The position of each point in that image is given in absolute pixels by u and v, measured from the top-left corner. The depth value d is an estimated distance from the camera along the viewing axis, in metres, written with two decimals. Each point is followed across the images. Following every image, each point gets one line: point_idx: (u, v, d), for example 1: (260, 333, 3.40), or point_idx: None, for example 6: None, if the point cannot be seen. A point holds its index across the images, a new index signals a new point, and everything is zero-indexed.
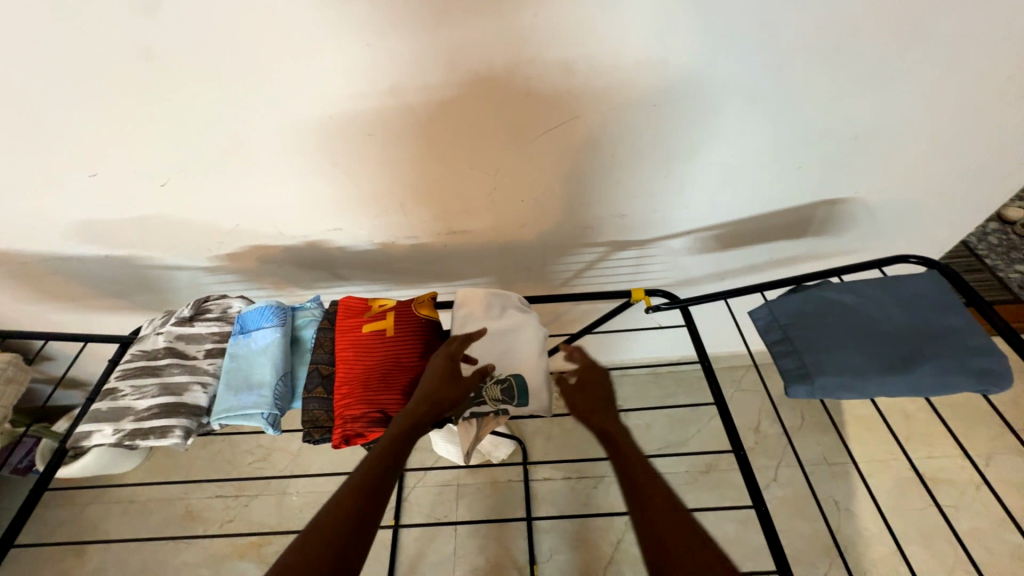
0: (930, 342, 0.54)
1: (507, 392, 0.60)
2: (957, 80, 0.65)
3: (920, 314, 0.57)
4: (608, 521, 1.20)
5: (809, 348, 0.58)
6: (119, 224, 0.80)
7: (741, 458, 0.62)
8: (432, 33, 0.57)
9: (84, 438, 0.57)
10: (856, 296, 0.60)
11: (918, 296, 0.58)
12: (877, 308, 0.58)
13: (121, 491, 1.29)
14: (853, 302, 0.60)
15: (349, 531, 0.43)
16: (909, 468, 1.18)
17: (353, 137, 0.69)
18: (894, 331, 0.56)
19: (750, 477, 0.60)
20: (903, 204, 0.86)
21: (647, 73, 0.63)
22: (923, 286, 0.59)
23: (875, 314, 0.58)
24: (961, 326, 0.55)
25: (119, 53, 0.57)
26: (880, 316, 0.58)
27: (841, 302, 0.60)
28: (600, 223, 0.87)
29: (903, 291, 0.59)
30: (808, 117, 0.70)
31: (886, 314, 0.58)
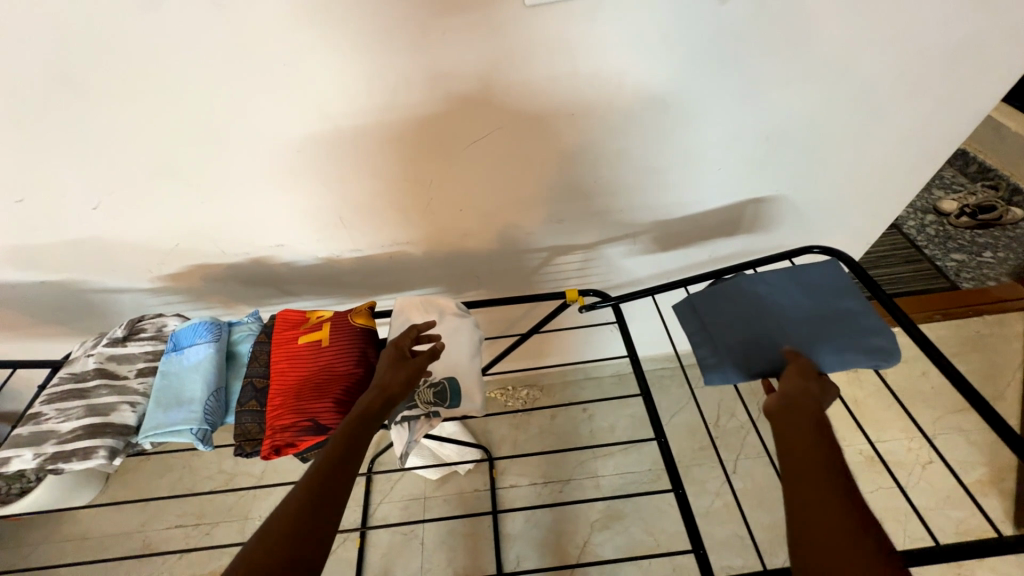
0: (830, 325, 0.58)
1: (439, 395, 0.62)
2: (851, 81, 0.70)
3: (822, 299, 0.61)
4: (575, 524, 1.20)
5: (722, 341, 0.61)
6: (54, 248, 0.79)
7: (663, 445, 0.65)
8: (349, 50, 0.59)
9: (3, 464, 0.56)
10: (767, 286, 0.64)
11: (822, 282, 0.63)
12: (785, 295, 0.62)
13: (74, 527, 1.25)
14: (764, 291, 0.63)
15: (305, 528, 0.42)
16: (861, 453, 1.22)
17: (284, 153, 0.70)
18: (799, 317, 0.60)
19: (670, 462, 0.62)
20: (825, 199, 0.92)
21: (562, 83, 0.66)
22: (827, 273, 0.64)
23: (783, 302, 0.62)
24: (855, 308, 0.60)
25: (36, 78, 0.58)
26: (787, 303, 0.61)
27: (754, 292, 0.63)
28: (541, 229, 0.90)
29: (807, 278, 0.64)
30: (720, 121, 0.74)
31: (793, 302, 0.62)
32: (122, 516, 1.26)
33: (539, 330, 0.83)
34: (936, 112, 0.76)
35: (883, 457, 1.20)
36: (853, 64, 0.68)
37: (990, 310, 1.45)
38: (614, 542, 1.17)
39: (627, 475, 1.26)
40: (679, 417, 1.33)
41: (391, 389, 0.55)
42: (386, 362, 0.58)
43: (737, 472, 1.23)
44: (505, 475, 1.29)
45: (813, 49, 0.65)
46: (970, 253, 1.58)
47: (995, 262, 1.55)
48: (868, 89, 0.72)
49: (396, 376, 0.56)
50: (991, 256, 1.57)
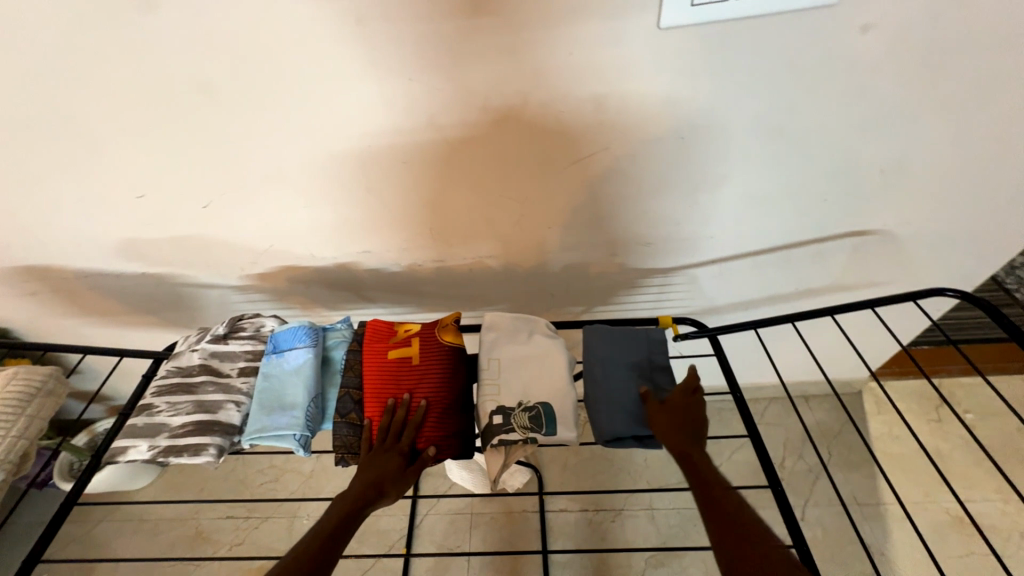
0: (637, 347, 0.68)
1: (535, 420, 0.60)
2: (984, 119, 0.66)
3: (611, 364, 0.67)
4: (628, 556, 1.16)
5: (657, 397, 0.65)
6: (160, 242, 0.82)
7: (780, 495, 0.60)
8: (470, 71, 0.60)
9: (120, 453, 0.58)
10: (605, 369, 0.66)
11: (610, 358, 0.67)
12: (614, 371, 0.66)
13: (133, 508, 1.28)
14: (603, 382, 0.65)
15: (336, 521, 0.52)
16: (945, 510, 1.13)
17: (390, 165, 0.71)
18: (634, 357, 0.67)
19: (789, 512, 0.58)
20: (932, 237, 0.86)
21: (677, 106, 0.64)
22: (605, 348, 0.68)
23: (615, 375, 0.66)
24: (614, 356, 0.67)
25: (181, 87, 0.61)
26: (618, 375, 0.66)
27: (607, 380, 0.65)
28: (626, 251, 0.87)
29: (612, 352, 0.68)
30: (835, 151, 0.70)
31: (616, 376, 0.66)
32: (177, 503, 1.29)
33: None
34: None
35: (972, 518, 1.12)
36: (991, 102, 0.64)
37: None
38: None
39: (683, 511, 1.22)
40: (741, 454, 1.26)
41: (402, 445, 0.58)
42: (390, 450, 0.57)
43: (806, 519, 1.15)
44: (553, 499, 1.25)
45: (948, 82, 0.62)
46: None
47: None
48: (1002, 128, 0.67)
49: (378, 461, 0.57)
50: None
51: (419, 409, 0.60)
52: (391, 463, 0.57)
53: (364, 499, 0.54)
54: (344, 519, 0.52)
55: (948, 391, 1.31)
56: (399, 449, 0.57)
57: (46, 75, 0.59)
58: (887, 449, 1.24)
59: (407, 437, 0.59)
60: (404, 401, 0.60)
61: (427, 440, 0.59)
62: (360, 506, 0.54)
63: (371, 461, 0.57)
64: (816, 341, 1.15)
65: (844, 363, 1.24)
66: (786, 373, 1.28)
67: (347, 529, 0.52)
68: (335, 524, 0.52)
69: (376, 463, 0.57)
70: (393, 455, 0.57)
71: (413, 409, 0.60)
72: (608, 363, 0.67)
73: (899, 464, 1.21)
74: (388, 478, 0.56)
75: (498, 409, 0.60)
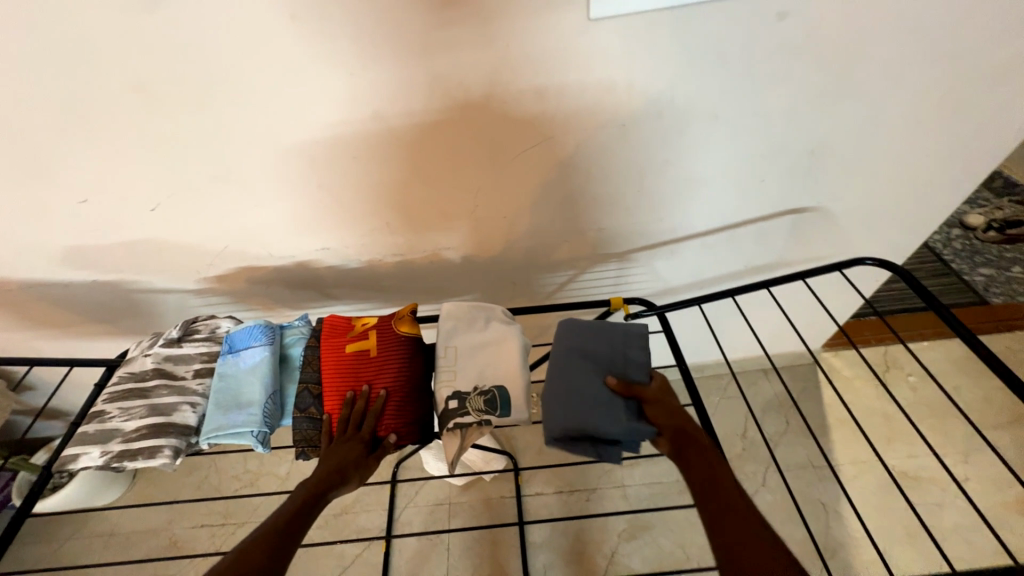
0: (614, 342, 0.67)
1: (489, 403, 0.62)
2: (897, 98, 0.71)
3: (584, 355, 0.65)
4: (602, 533, 1.20)
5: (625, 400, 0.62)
6: (107, 248, 0.80)
7: None
8: (412, 65, 0.61)
9: (71, 460, 0.58)
10: (576, 360, 0.65)
11: (585, 349, 0.66)
12: (586, 363, 0.64)
13: (101, 524, 1.25)
14: (571, 372, 0.64)
15: (296, 508, 0.53)
16: (891, 467, 1.22)
17: (339, 161, 0.71)
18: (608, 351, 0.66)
19: None
20: (863, 211, 0.92)
21: (617, 95, 0.67)
22: (581, 339, 0.67)
23: (586, 368, 0.64)
24: (590, 347, 0.66)
25: (115, 88, 0.60)
26: (589, 368, 0.64)
27: (576, 372, 0.64)
28: (581, 237, 0.90)
29: (587, 343, 0.66)
30: (767, 134, 0.74)
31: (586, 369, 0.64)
32: (148, 515, 1.26)
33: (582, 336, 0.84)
34: (984, 127, 0.76)
35: (915, 472, 1.20)
36: (902, 82, 0.69)
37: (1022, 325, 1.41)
38: (640, 553, 1.17)
39: (653, 485, 1.27)
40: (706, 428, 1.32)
41: (363, 434, 0.59)
42: (353, 440, 0.59)
43: (766, 485, 1.22)
44: (530, 483, 1.29)
45: (862, 65, 0.66)
46: (999, 267, 1.53)
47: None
48: (913, 107, 0.72)
49: (338, 450, 0.58)
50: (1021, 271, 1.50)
51: (376, 397, 0.61)
52: (353, 451, 0.58)
53: (326, 484, 0.55)
54: (303, 508, 0.53)
55: (893, 357, 1.40)
56: (361, 438, 0.59)
57: None
58: (838, 414, 1.31)
59: (368, 427, 0.60)
60: (364, 390, 0.61)
61: (388, 429, 0.60)
62: (321, 494, 0.54)
63: (333, 450, 0.58)
64: (770, 316, 1.21)
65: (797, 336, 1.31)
66: (745, 348, 1.34)
67: (306, 516, 0.52)
68: (294, 511, 0.52)
69: (338, 453, 0.58)
70: (354, 444, 0.58)
71: (371, 398, 0.61)
72: (582, 353, 0.65)
73: (850, 427, 1.28)
74: (349, 466, 0.57)
75: (453, 394, 0.63)
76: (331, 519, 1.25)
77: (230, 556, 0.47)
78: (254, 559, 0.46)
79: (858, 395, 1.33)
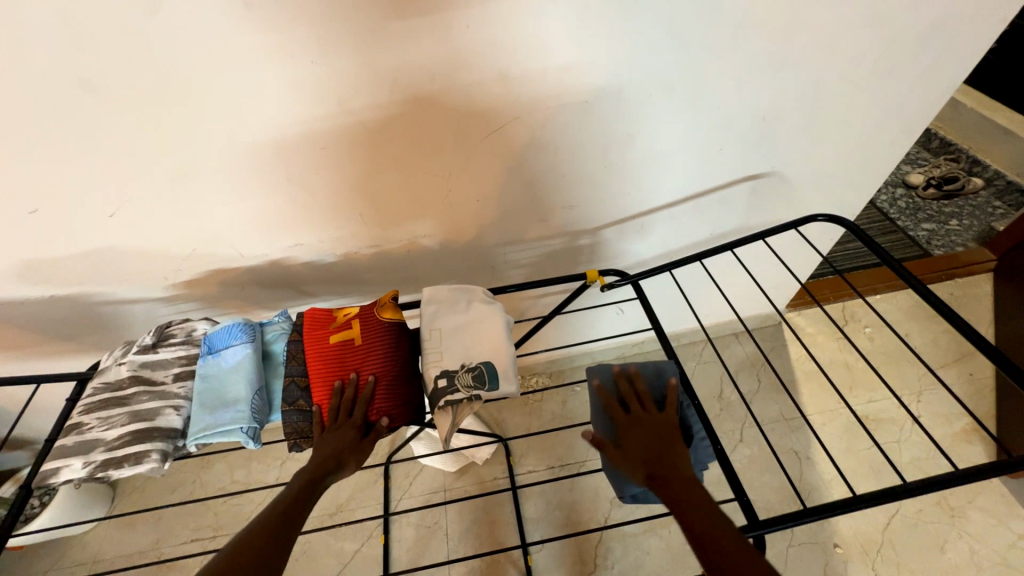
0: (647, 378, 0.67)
1: (478, 378, 0.64)
2: (838, 62, 0.76)
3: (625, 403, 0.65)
4: (595, 502, 1.25)
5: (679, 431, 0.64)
6: (64, 260, 0.77)
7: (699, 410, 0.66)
8: (373, 50, 0.60)
9: (51, 475, 0.56)
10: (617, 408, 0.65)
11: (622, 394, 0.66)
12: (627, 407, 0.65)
13: (82, 551, 1.21)
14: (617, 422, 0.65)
15: (295, 497, 0.53)
16: (855, 412, 1.31)
17: (305, 153, 0.70)
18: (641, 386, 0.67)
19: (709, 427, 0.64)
20: (815, 173, 0.97)
21: (578, 72, 0.69)
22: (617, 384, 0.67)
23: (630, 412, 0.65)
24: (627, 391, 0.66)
25: (60, 89, 0.57)
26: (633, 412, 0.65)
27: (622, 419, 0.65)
28: (553, 216, 0.92)
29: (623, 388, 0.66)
30: (722, 103, 0.78)
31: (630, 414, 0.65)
32: (132, 536, 1.23)
33: (562, 311, 0.86)
34: (915, 87, 0.82)
35: (876, 416, 1.30)
36: (839, 46, 0.73)
37: (961, 273, 1.52)
38: (632, 517, 1.22)
39: None
40: None
41: (356, 421, 0.60)
42: (347, 427, 0.59)
43: (743, 441, 1.29)
44: (522, 462, 1.32)
45: (803, 33, 0.70)
46: (940, 221, 1.64)
47: (962, 229, 1.61)
48: (852, 71, 0.77)
49: (332, 437, 0.59)
50: (958, 224, 1.62)
51: (364, 381, 0.62)
52: (349, 437, 0.58)
53: (323, 470, 0.56)
54: (303, 497, 0.53)
55: (850, 311, 1.49)
56: (354, 424, 0.59)
57: None
58: (805, 369, 1.40)
59: (361, 413, 0.60)
60: (353, 375, 0.62)
61: (381, 413, 0.61)
62: (319, 482, 0.55)
63: (328, 439, 0.58)
64: (736, 281, 1.27)
65: (763, 299, 1.38)
66: (716, 315, 1.40)
67: (305, 504, 0.53)
68: (293, 500, 0.53)
69: (332, 441, 0.58)
70: (348, 431, 0.59)
71: (360, 383, 0.62)
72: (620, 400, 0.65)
73: (816, 380, 1.37)
74: (344, 452, 0.57)
75: (442, 373, 0.64)
76: (327, 518, 1.24)
77: (234, 543, 0.48)
78: (253, 545, 0.47)
79: (822, 350, 1.42)
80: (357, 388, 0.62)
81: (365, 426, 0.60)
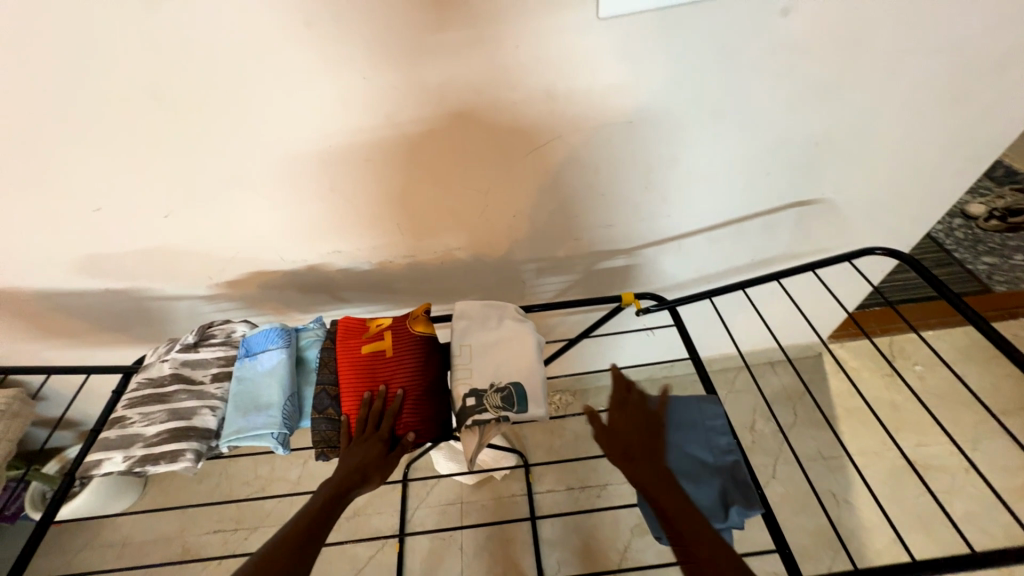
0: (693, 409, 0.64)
1: (506, 400, 0.63)
2: (903, 88, 0.71)
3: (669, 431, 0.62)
4: (614, 529, 1.21)
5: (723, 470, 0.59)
6: (120, 256, 0.81)
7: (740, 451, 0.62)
8: (423, 67, 0.61)
9: (94, 466, 0.58)
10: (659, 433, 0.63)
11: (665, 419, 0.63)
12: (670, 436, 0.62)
13: (114, 532, 1.26)
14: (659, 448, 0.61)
15: (321, 508, 0.54)
16: (902, 456, 1.22)
17: (350, 163, 0.72)
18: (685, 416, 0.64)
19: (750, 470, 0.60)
20: (870, 202, 0.92)
21: (624, 92, 0.67)
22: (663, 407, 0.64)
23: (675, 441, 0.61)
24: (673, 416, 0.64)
25: (129, 97, 0.60)
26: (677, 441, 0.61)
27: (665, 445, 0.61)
28: (589, 234, 0.91)
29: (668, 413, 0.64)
30: (773, 127, 0.75)
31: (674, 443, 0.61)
32: (160, 523, 1.27)
33: (593, 333, 0.84)
34: (987, 116, 0.77)
35: (925, 462, 1.21)
36: (905, 72, 0.69)
37: None
38: (654, 548, 1.17)
39: None
40: None
41: (383, 434, 0.59)
42: (374, 440, 0.59)
43: (776, 477, 1.22)
44: (540, 481, 1.29)
45: (865, 58, 0.67)
46: (1003, 255, 1.53)
47: None
48: (918, 97, 0.73)
49: (359, 449, 0.59)
50: None
51: (392, 395, 0.62)
52: (376, 451, 0.58)
53: (349, 484, 0.56)
54: (329, 510, 0.54)
55: (898, 347, 1.40)
56: (381, 437, 0.59)
57: None
58: (848, 406, 1.32)
59: (388, 426, 0.60)
60: (381, 388, 0.62)
61: (409, 427, 0.61)
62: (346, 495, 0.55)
63: (355, 450, 0.59)
64: (776, 308, 1.21)
65: (804, 328, 1.32)
66: (752, 342, 1.35)
67: (331, 516, 0.54)
68: (319, 512, 0.53)
69: (359, 454, 0.58)
70: (376, 444, 0.59)
71: (388, 397, 0.62)
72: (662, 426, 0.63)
73: (859, 418, 1.29)
74: (371, 466, 0.58)
75: (471, 392, 0.63)
76: (344, 521, 1.25)
77: (263, 553, 0.48)
78: (281, 559, 0.48)
79: (866, 386, 1.34)
80: (385, 400, 0.62)
81: (393, 439, 0.60)
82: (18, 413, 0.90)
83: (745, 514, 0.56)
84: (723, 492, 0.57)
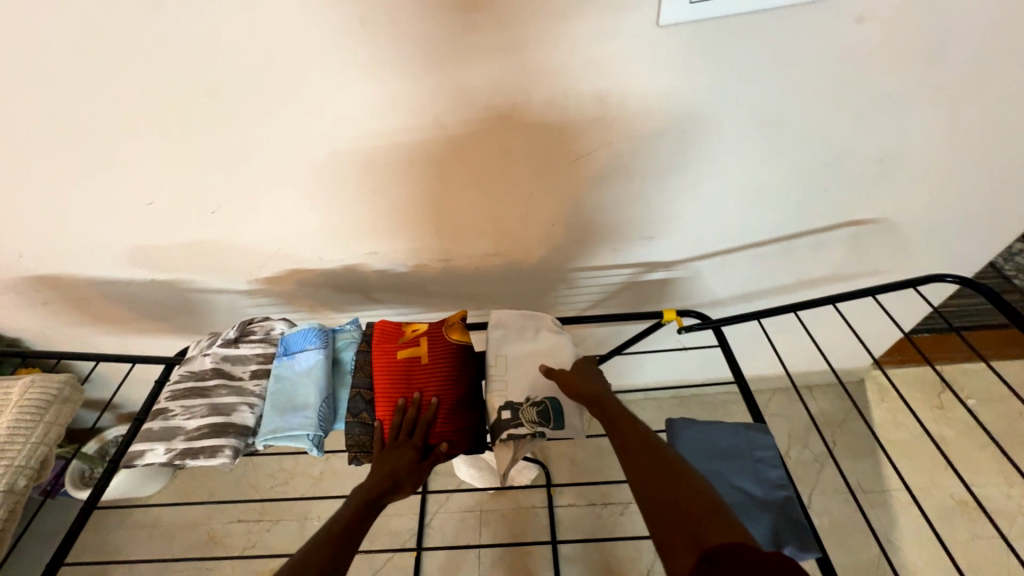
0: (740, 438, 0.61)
1: (543, 415, 0.60)
2: (981, 105, 0.67)
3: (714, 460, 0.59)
4: (636, 549, 1.17)
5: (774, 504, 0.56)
6: (168, 249, 0.83)
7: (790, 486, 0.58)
8: (475, 71, 0.61)
9: (136, 457, 0.59)
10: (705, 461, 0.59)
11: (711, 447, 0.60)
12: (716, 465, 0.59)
13: (145, 514, 1.30)
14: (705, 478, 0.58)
15: (352, 513, 0.52)
16: (952, 495, 1.14)
17: (395, 166, 0.72)
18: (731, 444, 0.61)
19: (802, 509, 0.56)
20: (932, 223, 0.87)
21: (677, 101, 0.65)
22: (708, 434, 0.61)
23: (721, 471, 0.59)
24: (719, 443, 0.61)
25: (188, 95, 0.62)
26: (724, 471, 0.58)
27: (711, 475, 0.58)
28: (628, 246, 0.88)
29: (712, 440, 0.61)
30: (834, 141, 0.71)
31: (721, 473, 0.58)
32: (189, 508, 1.30)
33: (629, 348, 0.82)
34: None
35: (977, 503, 1.13)
36: (986, 87, 0.64)
37: None
38: None
39: None
40: None
41: (416, 441, 0.59)
42: (406, 446, 0.58)
43: (812, 507, 1.16)
44: (562, 494, 1.27)
45: (942, 72, 0.63)
46: None
47: None
48: (996, 114, 0.68)
49: (391, 456, 0.58)
50: None
51: (427, 403, 0.61)
52: (408, 459, 0.57)
53: (381, 491, 0.55)
54: (361, 516, 0.52)
55: (950, 377, 1.32)
56: (414, 444, 0.58)
57: (57, 87, 0.60)
58: (893, 437, 1.24)
59: (422, 433, 0.59)
60: (416, 396, 0.61)
61: (442, 437, 0.60)
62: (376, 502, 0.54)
63: (386, 456, 0.58)
64: (819, 330, 1.16)
65: (847, 352, 1.25)
66: (790, 364, 1.29)
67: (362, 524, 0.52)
68: (351, 518, 0.52)
69: (390, 459, 0.57)
70: (408, 450, 0.58)
71: (422, 404, 0.61)
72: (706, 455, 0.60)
73: (904, 450, 1.22)
74: (403, 473, 0.56)
75: (506, 404, 0.62)
76: None
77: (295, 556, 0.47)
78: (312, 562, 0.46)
79: (912, 417, 1.26)
80: (420, 408, 0.61)
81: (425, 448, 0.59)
82: (69, 398, 0.91)
83: (798, 555, 0.53)
84: (774, 531, 0.54)
